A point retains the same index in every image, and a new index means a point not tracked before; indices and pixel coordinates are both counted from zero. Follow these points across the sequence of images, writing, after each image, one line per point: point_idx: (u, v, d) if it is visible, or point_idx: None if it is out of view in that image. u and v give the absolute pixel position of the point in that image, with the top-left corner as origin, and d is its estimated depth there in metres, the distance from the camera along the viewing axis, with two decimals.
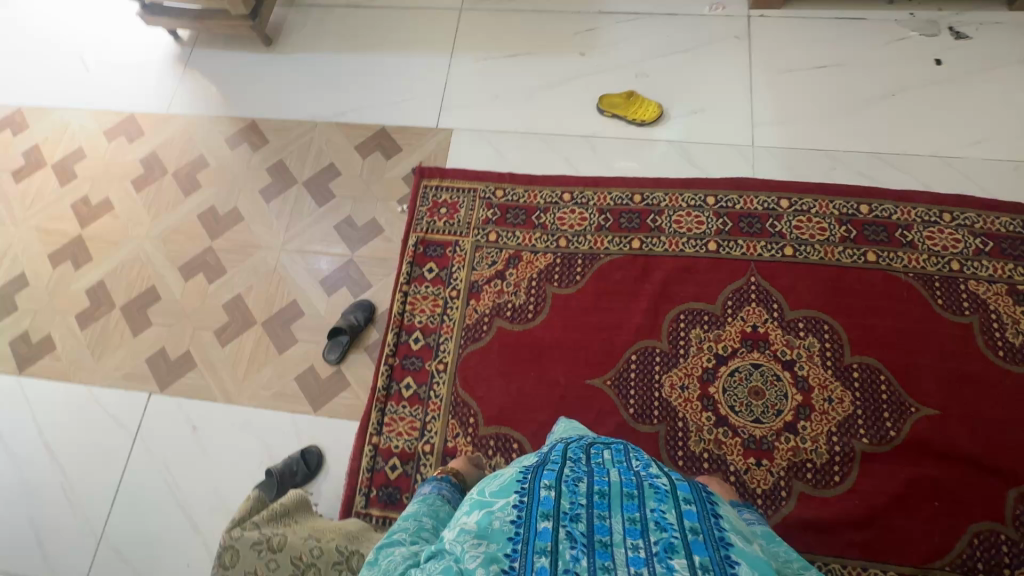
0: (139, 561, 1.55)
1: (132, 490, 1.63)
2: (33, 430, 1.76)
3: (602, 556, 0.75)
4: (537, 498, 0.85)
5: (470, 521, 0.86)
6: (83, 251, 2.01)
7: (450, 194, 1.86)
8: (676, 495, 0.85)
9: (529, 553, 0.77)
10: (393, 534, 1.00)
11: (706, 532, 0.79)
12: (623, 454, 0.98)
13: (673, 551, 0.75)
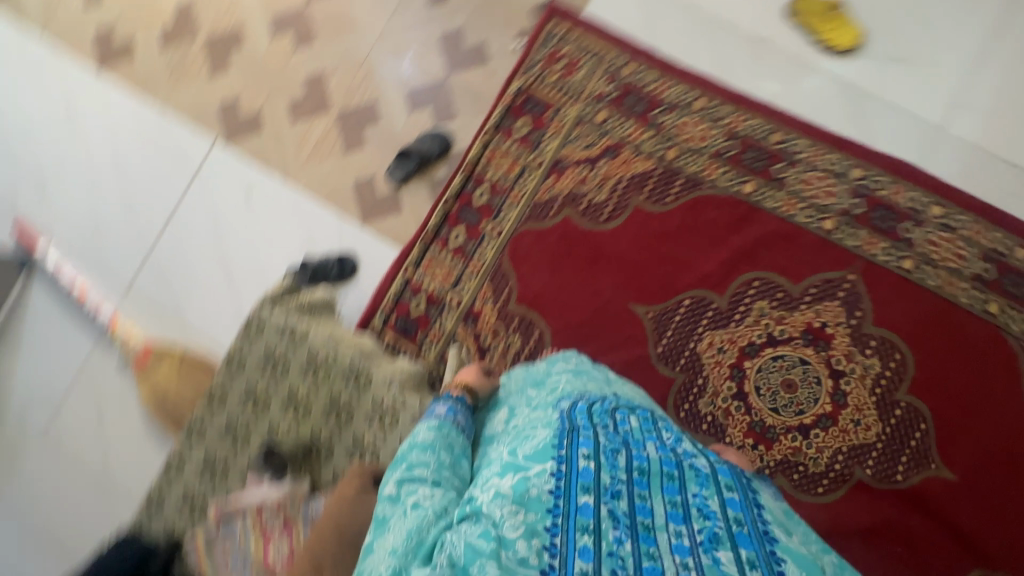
0: (177, 288, 1.68)
1: (182, 226, 1.71)
2: (105, 132, 1.79)
3: (647, 541, 0.73)
4: (574, 464, 0.78)
5: (503, 484, 0.77)
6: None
7: (574, 49, 1.60)
8: (714, 484, 0.84)
9: (569, 529, 0.71)
10: (413, 468, 0.88)
11: (747, 523, 0.80)
12: (652, 432, 0.94)
13: (717, 541, 0.75)
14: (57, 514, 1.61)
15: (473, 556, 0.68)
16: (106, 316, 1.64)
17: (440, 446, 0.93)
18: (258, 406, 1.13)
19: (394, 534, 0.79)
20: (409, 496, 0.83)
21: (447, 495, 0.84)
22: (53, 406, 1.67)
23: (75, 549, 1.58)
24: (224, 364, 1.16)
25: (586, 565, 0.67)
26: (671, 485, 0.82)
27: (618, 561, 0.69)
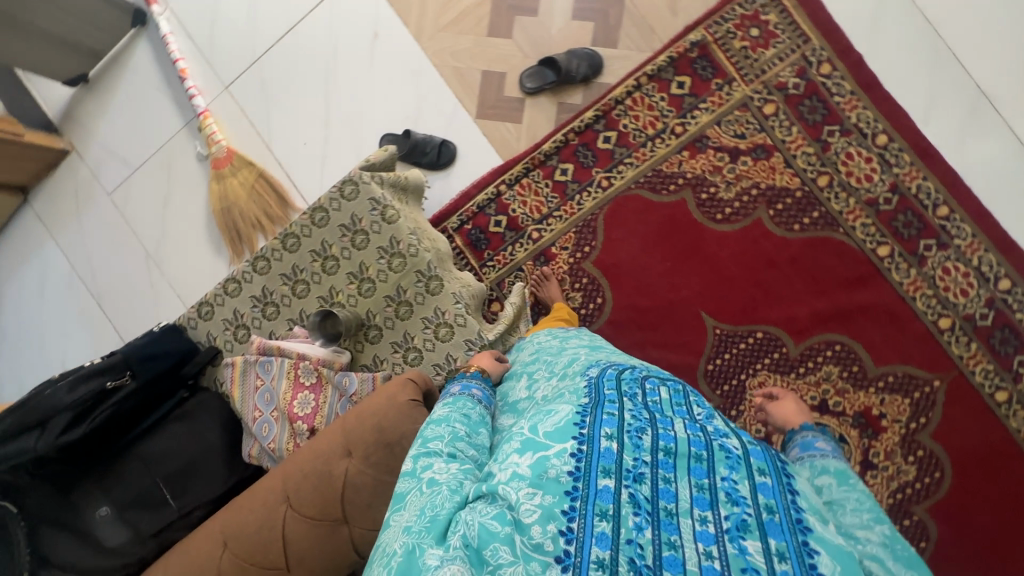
0: (273, 107, 1.61)
1: (296, 44, 1.60)
2: None
3: (667, 529, 0.62)
4: (595, 444, 0.68)
5: (521, 463, 0.69)
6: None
7: (778, 22, 1.38)
8: (747, 462, 0.70)
9: (586, 514, 0.62)
10: (429, 439, 0.78)
11: (783, 509, 0.65)
12: (683, 404, 0.81)
13: (745, 531, 0.63)
14: (112, 270, 1.73)
15: (490, 539, 0.63)
16: (200, 107, 1.60)
17: (456, 419, 0.83)
18: (327, 266, 1.12)
19: (409, 510, 0.71)
20: (426, 471, 0.74)
21: (463, 467, 0.75)
22: (128, 171, 1.70)
23: (122, 307, 1.72)
24: (304, 214, 1.11)
25: (602, 556, 0.59)
26: (696, 468, 0.68)
27: (636, 551, 0.60)
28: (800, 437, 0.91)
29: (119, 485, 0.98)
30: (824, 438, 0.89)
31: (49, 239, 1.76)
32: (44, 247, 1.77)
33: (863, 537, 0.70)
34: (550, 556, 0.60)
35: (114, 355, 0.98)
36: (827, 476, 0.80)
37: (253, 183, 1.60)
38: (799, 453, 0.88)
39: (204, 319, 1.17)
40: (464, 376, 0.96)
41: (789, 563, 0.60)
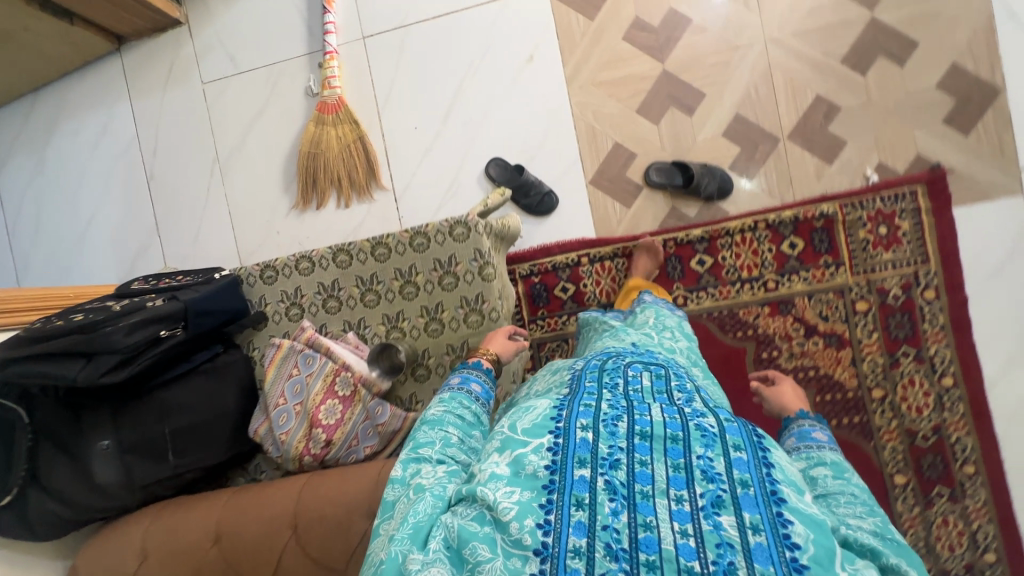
0: (400, 80, 1.55)
1: (449, 27, 1.53)
2: None
3: (644, 510, 0.59)
4: (569, 437, 0.67)
5: (500, 465, 0.67)
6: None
7: (910, 231, 1.36)
8: (722, 439, 0.66)
9: (563, 505, 0.60)
10: (418, 446, 0.77)
11: (758, 480, 0.62)
12: (664, 391, 0.78)
13: (718, 505, 0.60)
14: (176, 157, 1.67)
15: (470, 537, 0.61)
16: (330, 47, 1.54)
17: (449, 420, 0.82)
18: (405, 290, 1.09)
19: (397, 520, 0.69)
20: (415, 478, 0.72)
21: (449, 470, 0.73)
22: (231, 70, 1.63)
23: (172, 196, 1.68)
24: (406, 233, 1.08)
25: (578, 544, 0.57)
26: (669, 445, 0.65)
27: (612, 536, 0.58)
28: (798, 427, 0.89)
29: (131, 424, 0.95)
30: (821, 428, 0.87)
31: (125, 100, 1.70)
32: (117, 104, 1.70)
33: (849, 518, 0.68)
34: (529, 550, 0.58)
35: (176, 301, 0.95)
36: (823, 467, 0.77)
37: (351, 145, 1.56)
38: (796, 443, 0.86)
39: (265, 283, 1.14)
40: (465, 367, 0.93)
41: (763, 537, 0.57)
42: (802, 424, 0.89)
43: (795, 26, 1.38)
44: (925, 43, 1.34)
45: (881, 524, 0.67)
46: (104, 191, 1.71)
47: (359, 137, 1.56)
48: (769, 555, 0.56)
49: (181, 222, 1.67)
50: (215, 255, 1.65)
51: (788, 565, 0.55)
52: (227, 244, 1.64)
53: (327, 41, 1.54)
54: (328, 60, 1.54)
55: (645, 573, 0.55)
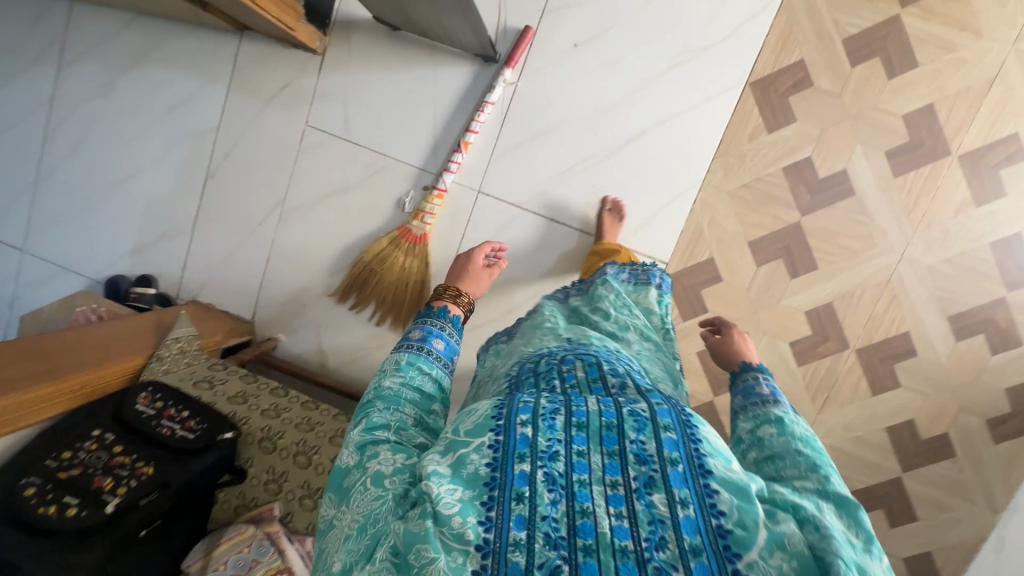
0: None
1: (558, 235, 1.47)
2: (664, 111, 1.38)
3: (581, 499, 0.58)
4: (509, 432, 0.63)
5: (440, 462, 0.64)
6: (933, 132, 1.29)
7: None
8: (654, 421, 0.65)
9: (504, 501, 0.58)
10: (374, 427, 0.73)
11: (689, 459, 0.61)
12: (598, 379, 0.77)
13: (649, 485, 0.60)
14: (242, 173, 1.58)
15: (413, 541, 0.57)
16: (442, 184, 1.45)
17: (409, 402, 0.78)
18: None
19: (355, 512, 0.66)
20: (370, 460, 0.69)
21: (404, 454, 0.70)
22: (337, 132, 1.52)
23: (221, 204, 1.61)
24: None
25: (519, 537, 0.55)
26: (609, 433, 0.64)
27: (551, 526, 0.56)
28: (742, 382, 0.89)
29: None
30: (768, 382, 0.86)
31: (219, 87, 1.55)
32: (209, 85, 1.55)
33: (798, 487, 0.67)
34: (470, 545, 0.56)
35: (168, 488, 0.99)
36: (769, 425, 0.77)
37: (409, 283, 1.52)
38: (741, 402, 0.85)
39: (261, 448, 1.18)
40: (423, 320, 0.92)
41: (691, 512, 0.58)
42: (755, 375, 0.88)
43: (837, 440, 1.43)
44: (921, 522, 1.42)
45: (825, 483, 0.67)
46: (157, 158, 1.61)
47: (419, 281, 1.52)
48: (697, 526, 0.57)
49: (218, 235, 1.62)
50: (235, 285, 1.63)
51: (721, 553, 0.56)
52: (250, 283, 1.62)
53: (441, 178, 1.45)
54: (432, 197, 1.45)
55: (584, 558, 0.54)
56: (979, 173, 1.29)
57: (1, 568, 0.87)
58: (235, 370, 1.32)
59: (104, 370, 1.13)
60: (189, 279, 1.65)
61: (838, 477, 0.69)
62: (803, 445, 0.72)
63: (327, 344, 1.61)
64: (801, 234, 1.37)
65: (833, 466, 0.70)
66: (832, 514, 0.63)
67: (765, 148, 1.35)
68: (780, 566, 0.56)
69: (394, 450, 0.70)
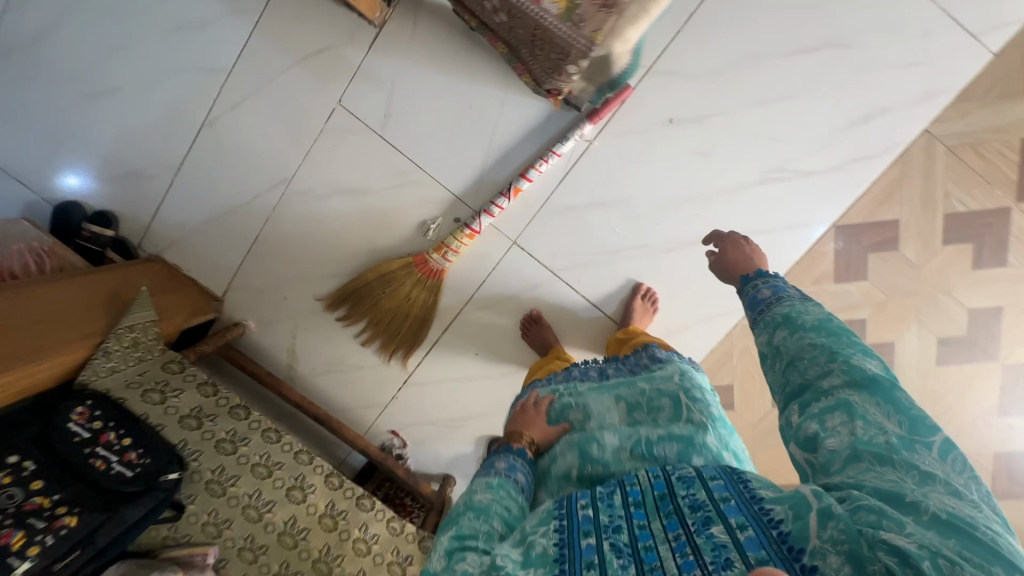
0: (505, 308, 1.36)
1: (583, 313, 1.35)
2: (736, 224, 1.25)
3: (649, 559, 0.62)
4: (571, 518, 0.68)
5: (518, 550, 0.65)
6: (991, 335, 1.24)
7: None
8: (701, 477, 0.71)
9: (577, 569, 0.61)
10: (463, 535, 0.68)
11: (739, 496, 0.66)
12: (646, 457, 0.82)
13: (706, 522, 0.63)
14: (249, 134, 1.33)
15: None
16: (477, 225, 1.27)
17: (496, 508, 0.73)
18: None
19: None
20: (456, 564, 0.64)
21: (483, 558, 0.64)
22: (374, 125, 1.29)
23: (214, 160, 1.36)
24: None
25: None
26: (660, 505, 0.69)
27: None
28: (752, 289, 0.95)
29: None
30: (778, 283, 0.92)
31: (243, 24, 1.27)
32: (232, 17, 1.26)
33: (828, 391, 0.73)
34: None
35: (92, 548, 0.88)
36: (781, 329, 0.83)
37: (409, 314, 1.37)
38: (753, 312, 0.91)
39: (208, 488, 1.06)
40: (506, 452, 0.86)
41: (751, 532, 0.61)
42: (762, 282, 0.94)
43: None
44: None
45: (848, 369, 0.73)
46: (146, 81, 1.32)
47: (419, 315, 1.37)
48: (760, 542, 0.60)
49: (202, 194, 1.39)
50: (210, 255, 1.42)
51: (786, 556, 0.58)
52: (230, 259, 1.42)
53: (479, 218, 1.27)
54: (461, 234, 1.28)
55: None
56: (1014, 386, 1.26)
57: None
58: (193, 377, 1.16)
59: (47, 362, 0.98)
60: (158, 231, 1.42)
61: (858, 355, 0.75)
62: (815, 334, 0.79)
63: (302, 347, 1.45)
64: None
65: (853, 345, 0.76)
66: (866, 415, 0.68)
67: (826, 296, 1.26)
68: (834, 536, 0.57)
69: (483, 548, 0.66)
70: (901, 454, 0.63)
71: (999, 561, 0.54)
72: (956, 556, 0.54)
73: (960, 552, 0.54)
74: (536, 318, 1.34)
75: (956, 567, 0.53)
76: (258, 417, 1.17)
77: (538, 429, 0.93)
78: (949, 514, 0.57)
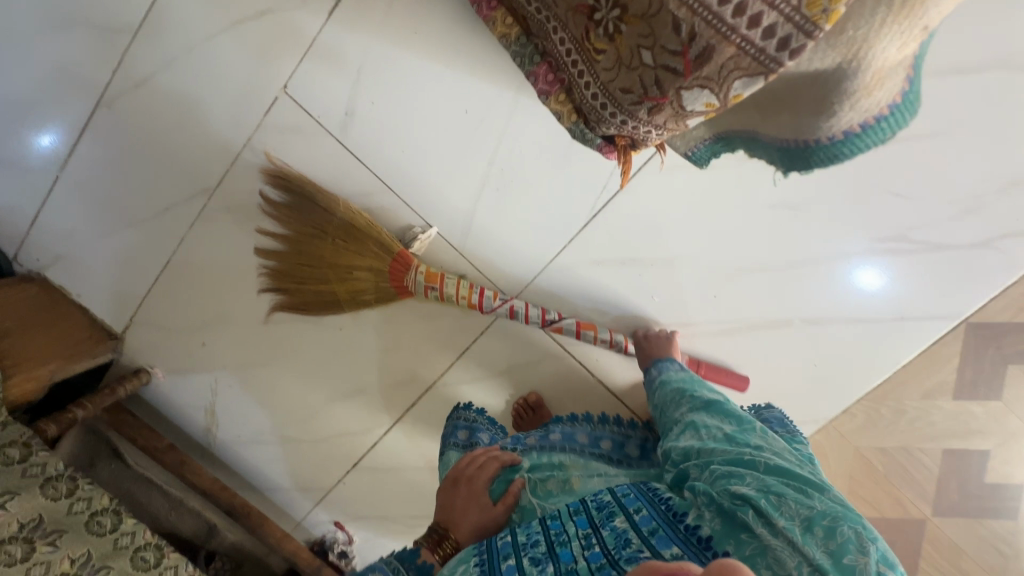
0: (495, 385, 1.01)
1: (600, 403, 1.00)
2: (822, 308, 0.89)
3: (565, 558, 0.53)
4: (493, 567, 0.54)
5: None
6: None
7: None
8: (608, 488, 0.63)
9: None
10: None
11: (639, 490, 0.61)
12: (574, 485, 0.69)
13: (610, 514, 0.57)
14: (160, 121, 0.97)
15: None
16: (488, 303, 0.92)
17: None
18: None
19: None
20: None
21: None
22: (330, 126, 0.93)
23: (111, 151, 1.00)
24: None
25: None
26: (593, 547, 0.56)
27: None
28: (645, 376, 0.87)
29: None
30: (668, 362, 0.85)
31: None
32: None
33: (681, 416, 0.74)
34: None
35: None
36: (656, 390, 0.82)
37: (333, 301, 0.97)
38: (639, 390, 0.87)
39: None
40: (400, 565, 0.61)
41: (665, 534, 0.53)
42: (652, 369, 0.86)
43: None
44: None
45: (694, 400, 0.74)
46: (26, 37, 0.96)
47: (342, 297, 0.95)
48: (652, 515, 0.56)
49: (93, 194, 1.03)
50: (105, 278, 1.06)
51: (699, 550, 0.51)
52: (132, 287, 1.06)
53: (499, 301, 0.92)
54: (466, 290, 0.91)
55: None
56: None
57: None
58: (38, 471, 0.82)
59: None
60: (38, 242, 1.07)
61: (709, 391, 0.77)
62: (678, 381, 0.80)
63: (222, 409, 1.10)
64: (919, 535, 0.96)
65: (699, 388, 0.78)
66: (706, 423, 0.69)
67: (936, 416, 0.91)
68: (704, 504, 0.56)
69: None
70: (738, 440, 0.65)
71: (814, 488, 0.56)
72: (789, 492, 0.55)
73: (792, 488, 0.56)
74: (536, 404, 0.99)
75: (785, 500, 0.54)
76: (131, 529, 0.84)
77: (466, 528, 0.65)
78: (775, 465, 0.59)
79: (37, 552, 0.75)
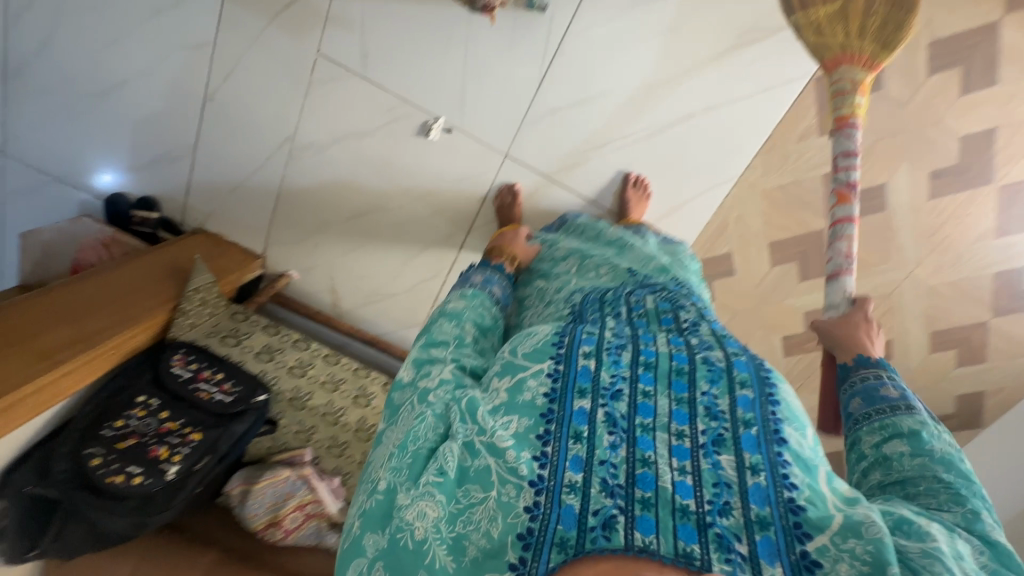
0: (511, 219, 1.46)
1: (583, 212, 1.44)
2: (715, 97, 1.27)
3: (643, 446, 0.66)
4: (565, 405, 0.69)
5: (501, 387, 0.73)
6: (984, 160, 1.25)
7: None
8: (728, 377, 0.73)
9: (562, 437, 0.66)
10: (431, 346, 0.81)
11: (764, 431, 0.67)
12: (670, 322, 0.85)
13: (718, 445, 0.66)
14: (245, 100, 1.43)
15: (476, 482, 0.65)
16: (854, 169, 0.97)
17: (470, 316, 0.87)
18: None
19: (401, 430, 0.73)
20: (423, 378, 0.76)
21: (456, 387, 0.74)
22: (355, 69, 1.35)
23: (221, 131, 1.47)
24: None
25: (574, 480, 0.63)
26: (613, 304, 0.88)
27: (608, 472, 0.63)
28: (860, 383, 0.80)
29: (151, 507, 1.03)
30: (896, 381, 0.78)
31: None
32: None
33: (937, 508, 0.65)
34: (524, 480, 0.63)
35: (218, 427, 1.12)
36: (901, 441, 0.71)
37: (361, 182, 1.48)
38: (864, 409, 0.76)
39: (292, 405, 1.31)
40: (484, 270, 1.00)
41: (771, 533, 0.59)
42: (877, 372, 0.80)
43: None
44: None
45: (970, 517, 0.64)
46: (146, 69, 1.43)
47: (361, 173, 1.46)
48: (767, 497, 0.61)
49: (218, 163, 1.51)
50: (240, 219, 1.58)
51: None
52: (259, 219, 1.57)
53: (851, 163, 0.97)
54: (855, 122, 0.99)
55: (641, 510, 0.60)
56: (1012, 206, 1.29)
57: (87, 526, 1.02)
58: (256, 321, 1.36)
59: (145, 322, 1.20)
60: (195, 206, 1.58)
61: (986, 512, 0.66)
62: (945, 472, 0.68)
63: (340, 287, 1.64)
64: (820, 242, 1.38)
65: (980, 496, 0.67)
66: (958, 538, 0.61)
67: (812, 151, 1.30)
68: (855, 552, 0.58)
69: (437, 410, 0.71)
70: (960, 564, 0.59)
71: None
72: None
73: None
74: (513, 194, 1.40)
75: None
76: (317, 347, 1.38)
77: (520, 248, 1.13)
78: None
79: (277, 357, 1.33)
